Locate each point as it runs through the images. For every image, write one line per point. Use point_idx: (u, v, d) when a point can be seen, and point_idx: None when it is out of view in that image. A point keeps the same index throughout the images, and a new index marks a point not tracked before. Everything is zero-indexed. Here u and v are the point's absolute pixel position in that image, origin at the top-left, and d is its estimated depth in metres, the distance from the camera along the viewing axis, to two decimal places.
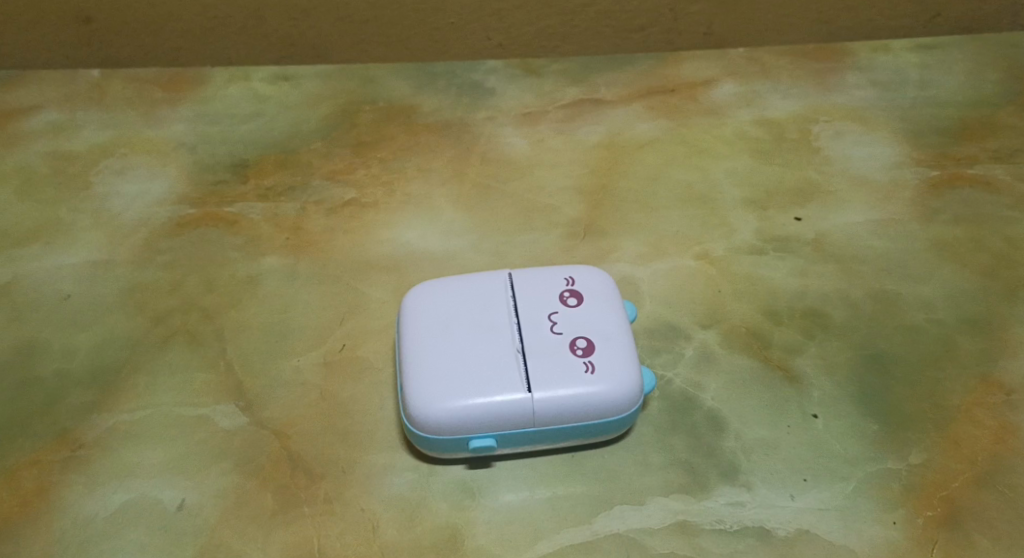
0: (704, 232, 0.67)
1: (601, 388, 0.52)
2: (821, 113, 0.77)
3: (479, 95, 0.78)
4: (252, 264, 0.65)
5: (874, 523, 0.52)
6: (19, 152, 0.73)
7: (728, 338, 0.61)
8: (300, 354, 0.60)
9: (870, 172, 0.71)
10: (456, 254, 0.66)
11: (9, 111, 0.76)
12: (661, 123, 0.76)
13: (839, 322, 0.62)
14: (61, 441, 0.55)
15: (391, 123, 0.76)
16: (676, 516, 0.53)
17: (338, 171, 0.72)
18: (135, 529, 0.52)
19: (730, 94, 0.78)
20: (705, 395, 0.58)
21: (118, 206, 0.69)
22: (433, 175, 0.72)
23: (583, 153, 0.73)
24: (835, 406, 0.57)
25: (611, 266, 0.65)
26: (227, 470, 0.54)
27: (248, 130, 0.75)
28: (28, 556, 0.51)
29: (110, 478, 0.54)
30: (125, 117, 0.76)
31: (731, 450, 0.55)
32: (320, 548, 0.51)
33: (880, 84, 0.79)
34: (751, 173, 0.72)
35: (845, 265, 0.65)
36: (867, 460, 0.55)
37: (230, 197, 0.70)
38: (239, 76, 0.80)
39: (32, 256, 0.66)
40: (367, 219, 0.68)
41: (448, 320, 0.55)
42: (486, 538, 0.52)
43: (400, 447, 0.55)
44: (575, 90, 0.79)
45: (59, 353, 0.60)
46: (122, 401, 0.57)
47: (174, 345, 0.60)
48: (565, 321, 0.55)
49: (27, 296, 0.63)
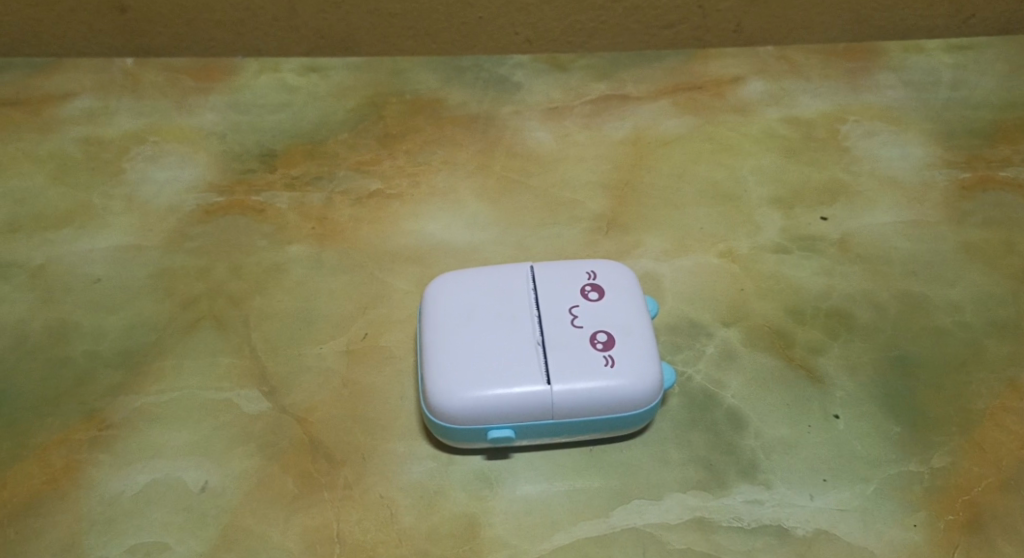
0: (729, 230, 0.67)
1: (621, 382, 0.52)
2: (851, 113, 0.76)
3: (506, 89, 0.79)
4: (278, 251, 0.66)
5: (895, 525, 0.52)
6: (55, 138, 0.74)
7: (750, 336, 0.60)
8: (323, 341, 0.60)
9: (899, 173, 0.71)
10: (479, 247, 0.66)
11: (45, 97, 0.77)
12: (689, 120, 0.75)
13: (864, 323, 0.61)
14: (89, 421, 0.56)
15: (418, 115, 0.76)
16: (694, 512, 0.53)
17: (365, 162, 0.73)
18: (159, 508, 0.53)
19: (758, 92, 0.78)
20: (726, 392, 0.58)
21: (149, 193, 0.70)
22: (458, 167, 0.72)
23: (609, 149, 0.73)
24: (858, 407, 0.57)
25: (634, 261, 0.65)
26: (250, 453, 0.55)
27: (277, 120, 0.76)
28: (55, 532, 0.52)
29: (136, 458, 0.55)
30: (157, 105, 0.77)
31: (750, 448, 0.55)
32: (339, 533, 0.52)
33: (912, 84, 0.78)
34: (778, 172, 0.71)
35: (871, 266, 0.64)
36: (889, 462, 0.55)
37: (258, 185, 0.70)
38: (269, 66, 0.81)
39: (65, 239, 0.67)
40: (392, 210, 0.69)
41: (470, 311, 0.55)
42: (503, 528, 0.52)
43: (419, 436, 0.56)
44: (602, 86, 0.79)
45: (89, 335, 0.61)
46: (149, 383, 0.58)
47: (200, 330, 0.61)
48: (586, 314, 0.55)
49: (59, 278, 0.64)
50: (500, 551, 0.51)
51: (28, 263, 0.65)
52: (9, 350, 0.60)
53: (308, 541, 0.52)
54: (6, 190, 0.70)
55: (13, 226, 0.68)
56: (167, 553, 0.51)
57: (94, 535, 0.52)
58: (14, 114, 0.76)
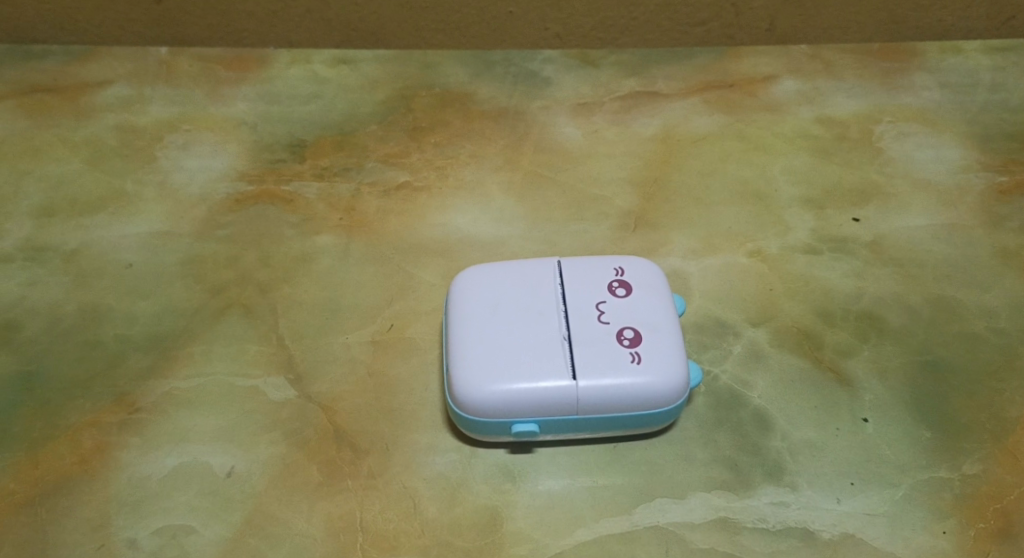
0: (759, 230, 0.66)
1: (647, 379, 0.52)
2: (885, 114, 0.75)
3: (536, 84, 0.78)
4: (306, 241, 0.66)
5: (923, 532, 0.51)
6: (90, 125, 0.75)
7: (778, 336, 0.60)
8: (349, 332, 0.61)
9: (933, 175, 0.70)
10: (506, 241, 0.66)
11: (81, 85, 0.78)
12: (719, 118, 0.75)
13: (895, 327, 0.60)
14: (119, 404, 0.57)
15: (448, 108, 0.76)
16: (718, 512, 0.52)
17: (394, 154, 0.73)
18: (185, 492, 0.54)
19: (791, 91, 0.77)
20: (753, 393, 0.57)
21: (181, 180, 0.71)
22: (487, 161, 0.72)
23: (638, 145, 0.73)
24: (886, 411, 0.56)
25: (661, 259, 0.65)
26: (275, 440, 0.55)
27: (308, 111, 0.76)
28: (83, 512, 0.53)
29: (164, 442, 0.56)
30: (190, 94, 0.78)
31: (776, 450, 0.55)
32: (362, 522, 0.52)
33: (949, 86, 0.77)
34: (809, 172, 0.70)
35: (903, 269, 0.64)
36: (918, 467, 0.54)
37: (287, 175, 0.71)
38: (301, 58, 0.81)
39: (98, 224, 0.68)
40: (420, 202, 0.69)
41: (496, 304, 0.55)
42: (525, 522, 0.52)
43: (443, 428, 0.56)
44: (632, 82, 0.78)
45: (120, 319, 0.62)
46: (178, 368, 0.59)
47: (229, 317, 0.62)
48: (613, 310, 0.55)
49: (92, 263, 0.65)
50: (522, 545, 0.51)
51: (63, 247, 0.66)
52: (42, 332, 0.61)
53: (332, 529, 0.52)
54: (42, 175, 0.71)
55: (48, 211, 0.69)
56: (193, 536, 0.52)
57: (122, 517, 0.53)
58: (51, 100, 0.77)
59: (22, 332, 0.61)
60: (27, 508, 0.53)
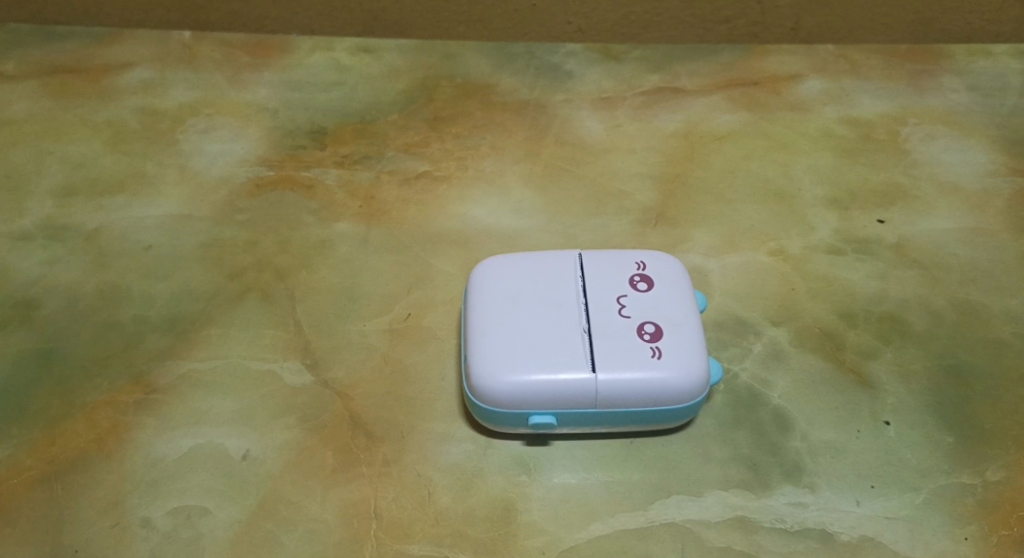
0: (781, 228, 0.66)
1: (668, 374, 0.51)
2: (912, 116, 0.74)
3: (558, 78, 0.78)
4: (325, 228, 0.66)
5: (943, 537, 0.51)
6: (113, 107, 0.75)
7: (799, 336, 0.59)
8: (367, 319, 0.60)
9: (960, 179, 0.69)
10: (525, 233, 0.66)
11: (104, 66, 0.78)
12: (743, 116, 0.74)
13: (918, 330, 0.60)
14: (136, 384, 0.57)
15: (469, 99, 0.76)
16: (735, 511, 0.52)
17: (414, 143, 0.72)
18: (200, 474, 0.53)
19: (817, 90, 0.76)
20: (773, 393, 0.56)
21: (201, 164, 0.71)
22: (507, 153, 0.72)
23: (661, 141, 0.72)
24: (908, 415, 0.56)
25: (682, 255, 0.64)
26: (292, 425, 0.55)
27: (329, 99, 0.76)
28: (98, 491, 0.53)
29: (180, 423, 0.55)
30: (212, 78, 0.78)
31: (795, 450, 0.54)
32: (376, 509, 0.52)
33: (977, 88, 0.76)
34: (833, 172, 0.70)
35: (928, 272, 0.63)
36: (940, 472, 0.53)
37: (308, 161, 0.71)
38: (322, 46, 0.81)
39: (119, 206, 0.68)
40: (440, 192, 0.69)
41: (517, 294, 0.55)
42: (540, 514, 0.52)
43: (459, 418, 0.56)
44: (655, 77, 0.77)
45: (139, 300, 0.62)
46: (195, 350, 0.59)
47: (247, 300, 0.61)
48: (634, 304, 0.54)
49: (112, 243, 0.65)
50: (536, 538, 0.51)
51: (83, 227, 0.66)
52: (61, 310, 0.61)
53: (346, 516, 0.52)
54: (63, 155, 0.71)
55: (69, 190, 0.69)
56: (207, 519, 0.52)
57: (137, 496, 0.53)
58: (74, 81, 0.77)
59: (41, 310, 0.61)
60: (43, 485, 0.53)
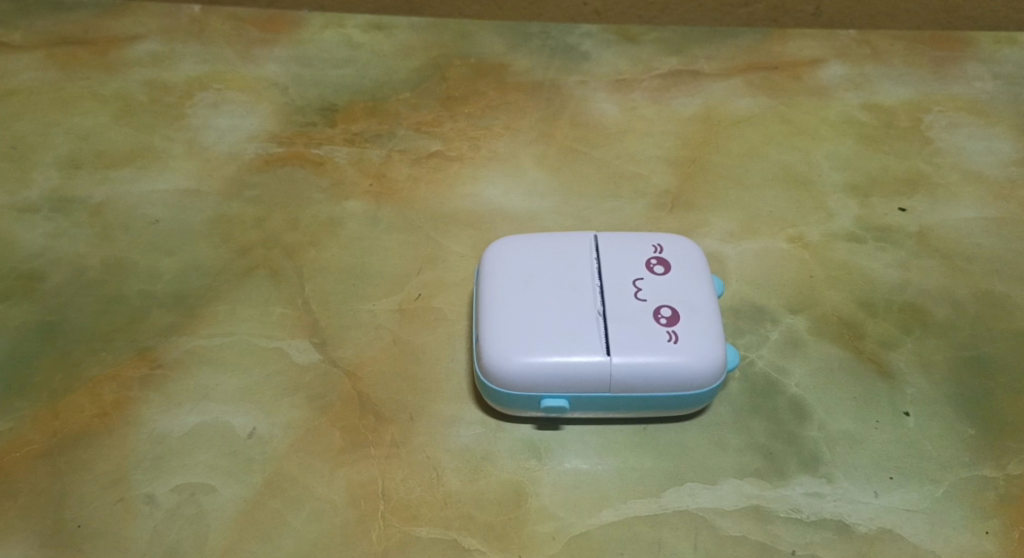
0: (800, 215, 0.64)
1: (685, 359, 0.50)
2: (935, 103, 0.72)
3: (574, 59, 0.76)
4: (335, 206, 0.65)
5: (964, 531, 0.50)
6: (121, 79, 0.74)
7: (818, 324, 0.58)
8: (376, 299, 0.59)
9: (984, 168, 0.67)
10: (538, 215, 0.65)
11: (112, 39, 0.77)
12: (762, 101, 0.73)
13: (939, 320, 0.58)
14: (141, 358, 0.56)
15: (483, 78, 0.75)
16: (750, 500, 0.51)
17: (426, 122, 0.71)
18: (204, 452, 0.52)
19: (838, 76, 0.75)
20: (791, 381, 0.55)
21: (209, 139, 0.69)
22: (521, 134, 0.71)
23: (678, 124, 0.71)
24: (929, 406, 0.54)
25: (698, 240, 0.63)
26: (299, 403, 0.54)
27: (340, 76, 0.74)
28: (101, 466, 0.52)
29: (185, 400, 0.54)
30: (222, 53, 0.76)
31: (812, 439, 0.53)
32: (383, 490, 0.51)
33: (1003, 77, 0.74)
34: (854, 159, 0.68)
35: (951, 262, 0.61)
36: (960, 465, 0.52)
37: (317, 138, 0.69)
38: (334, 22, 0.79)
39: (125, 179, 0.67)
40: (452, 172, 0.67)
41: (531, 275, 0.54)
42: (550, 499, 0.51)
43: (470, 401, 0.54)
44: (673, 60, 0.76)
45: (145, 274, 0.61)
46: (201, 326, 0.58)
47: (255, 277, 0.60)
48: (650, 288, 0.53)
49: (118, 217, 0.64)
50: (546, 523, 0.50)
51: (89, 199, 0.65)
52: (66, 283, 0.60)
53: (353, 497, 0.51)
54: (70, 126, 0.70)
55: (76, 163, 0.67)
56: (212, 496, 0.51)
57: (141, 472, 0.52)
58: (81, 52, 0.75)
59: (45, 282, 0.60)
60: (45, 459, 0.52)
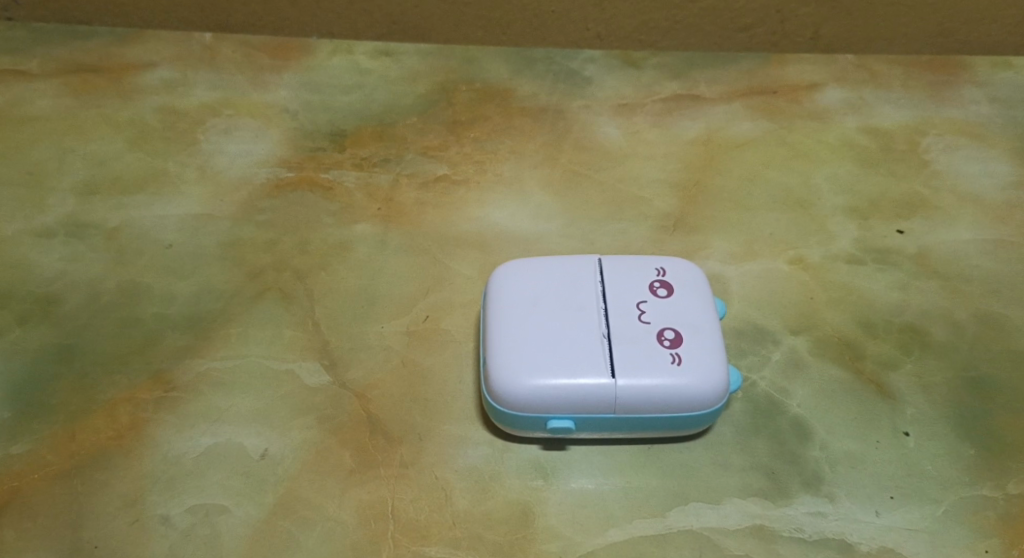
0: (800, 237, 0.66)
1: (688, 381, 0.51)
2: (933, 126, 0.74)
3: (577, 84, 0.78)
4: (344, 230, 0.66)
5: (965, 549, 0.50)
6: (135, 106, 0.75)
7: (819, 345, 0.59)
8: (385, 321, 0.60)
9: (981, 191, 0.69)
10: (543, 237, 0.66)
11: (127, 67, 0.78)
12: (763, 124, 0.74)
13: (939, 341, 0.59)
14: (156, 381, 0.57)
15: (489, 104, 0.76)
16: (754, 520, 0.51)
17: (433, 147, 0.73)
18: (218, 472, 0.53)
19: (837, 100, 0.76)
20: (792, 401, 0.56)
21: (221, 164, 0.71)
22: (526, 158, 0.72)
23: (680, 148, 0.72)
24: (929, 426, 0.55)
25: (700, 262, 0.64)
26: (310, 424, 0.55)
27: (349, 101, 0.76)
28: (117, 486, 0.53)
29: (199, 421, 0.56)
30: (233, 79, 0.78)
31: (815, 459, 0.54)
32: (393, 510, 0.52)
33: (999, 100, 0.76)
34: (853, 182, 0.69)
35: (949, 283, 0.63)
36: (961, 484, 0.53)
37: (327, 163, 0.71)
38: (342, 49, 0.81)
39: (140, 204, 0.68)
40: (458, 195, 0.69)
41: (536, 297, 0.55)
42: (557, 518, 0.52)
43: (477, 422, 0.56)
44: (674, 85, 0.77)
45: (159, 297, 0.62)
46: (215, 348, 0.59)
47: (266, 300, 0.62)
48: (654, 310, 0.54)
49: (133, 242, 0.65)
50: (553, 542, 0.51)
51: (104, 224, 0.67)
52: (82, 306, 0.61)
53: (363, 517, 0.52)
54: (86, 153, 0.72)
55: (91, 188, 0.69)
56: (225, 516, 0.52)
57: (157, 493, 0.53)
58: (96, 80, 0.77)
59: (62, 306, 0.61)
60: (63, 480, 0.53)
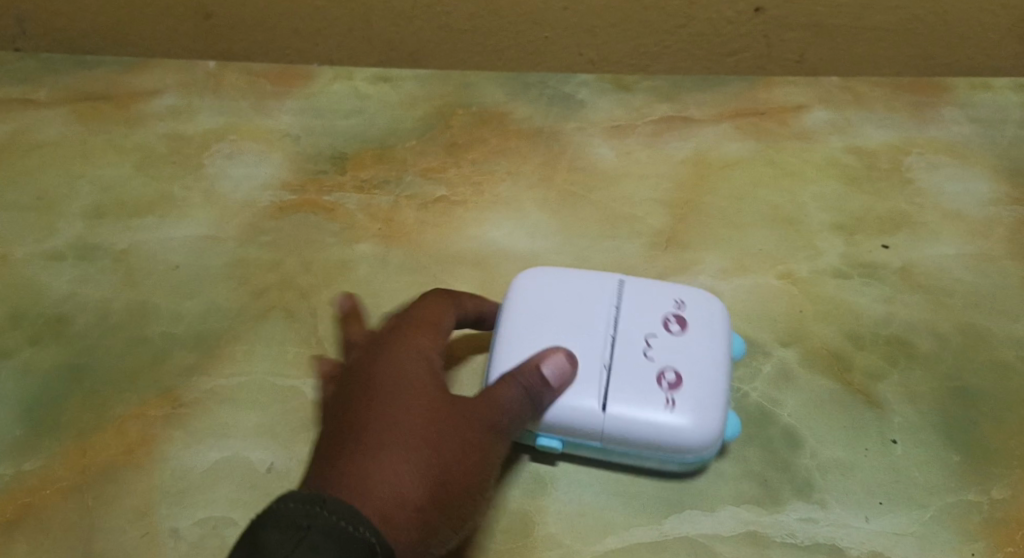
0: (789, 252, 0.68)
1: (676, 425, 0.52)
2: (915, 146, 0.76)
3: (569, 107, 0.80)
4: (346, 249, 0.68)
5: (951, 553, 0.52)
6: (142, 132, 0.78)
7: (809, 357, 0.61)
8: None
9: (963, 208, 0.71)
10: (540, 254, 0.68)
11: (133, 94, 0.80)
12: (751, 144, 0.76)
13: (924, 352, 0.61)
14: (164, 398, 0.59)
15: (485, 127, 0.78)
16: (747, 526, 0.53)
17: (432, 169, 0.75)
18: (227, 485, 0.55)
19: (823, 120, 0.78)
20: (783, 411, 0.58)
21: (226, 187, 0.73)
22: (522, 178, 0.74)
23: (671, 168, 0.74)
24: (916, 434, 0.57)
25: (693, 278, 0.66)
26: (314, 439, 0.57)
27: (350, 126, 0.78)
28: (128, 500, 0.54)
29: (207, 436, 0.57)
30: (237, 105, 0.80)
31: (806, 467, 0.56)
32: None
33: (978, 120, 0.78)
34: (839, 199, 0.72)
35: (933, 296, 0.65)
36: (948, 490, 0.55)
37: (329, 185, 0.73)
38: (343, 75, 0.83)
39: (147, 227, 0.70)
40: (457, 215, 0.71)
41: (546, 317, 0.56)
42: (556, 527, 0.53)
43: None
44: (665, 107, 0.79)
45: (167, 317, 0.64)
46: (222, 366, 0.61)
47: (272, 317, 0.63)
48: (660, 347, 0.55)
49: (141, 263, 0.67)
50: (552, 550, 0.52)
51: (112, 247, 0.68)
52: (92, 326, 0.63)
53: None
54: (94, 178, 0.74)
55: (100, 212, 0.71)
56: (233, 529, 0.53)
57: (167, 506, 0.54)
58: (104, 108, 0.79)
59: (72, 326, 0.63)
60: (75, 494, 0.54)
